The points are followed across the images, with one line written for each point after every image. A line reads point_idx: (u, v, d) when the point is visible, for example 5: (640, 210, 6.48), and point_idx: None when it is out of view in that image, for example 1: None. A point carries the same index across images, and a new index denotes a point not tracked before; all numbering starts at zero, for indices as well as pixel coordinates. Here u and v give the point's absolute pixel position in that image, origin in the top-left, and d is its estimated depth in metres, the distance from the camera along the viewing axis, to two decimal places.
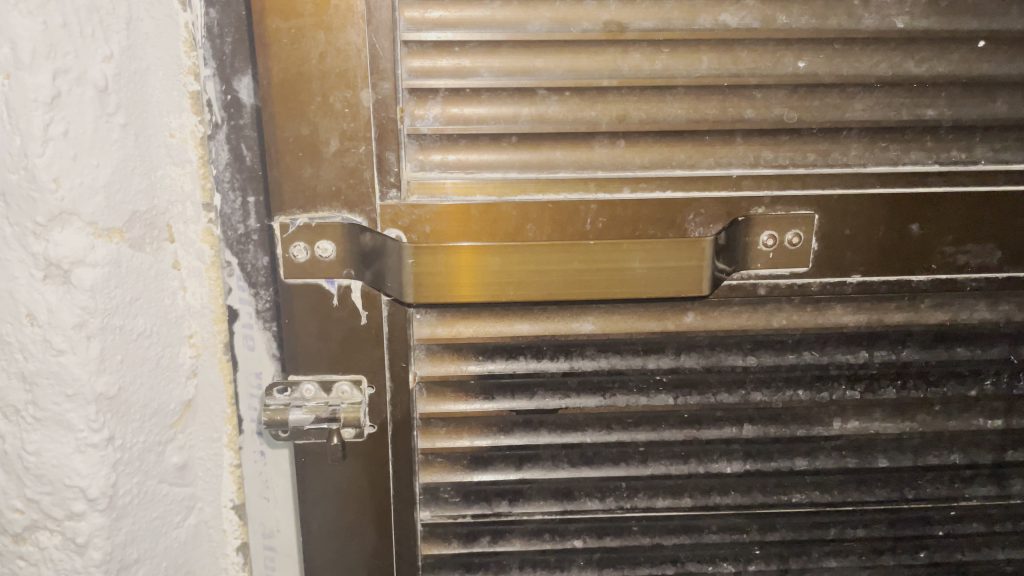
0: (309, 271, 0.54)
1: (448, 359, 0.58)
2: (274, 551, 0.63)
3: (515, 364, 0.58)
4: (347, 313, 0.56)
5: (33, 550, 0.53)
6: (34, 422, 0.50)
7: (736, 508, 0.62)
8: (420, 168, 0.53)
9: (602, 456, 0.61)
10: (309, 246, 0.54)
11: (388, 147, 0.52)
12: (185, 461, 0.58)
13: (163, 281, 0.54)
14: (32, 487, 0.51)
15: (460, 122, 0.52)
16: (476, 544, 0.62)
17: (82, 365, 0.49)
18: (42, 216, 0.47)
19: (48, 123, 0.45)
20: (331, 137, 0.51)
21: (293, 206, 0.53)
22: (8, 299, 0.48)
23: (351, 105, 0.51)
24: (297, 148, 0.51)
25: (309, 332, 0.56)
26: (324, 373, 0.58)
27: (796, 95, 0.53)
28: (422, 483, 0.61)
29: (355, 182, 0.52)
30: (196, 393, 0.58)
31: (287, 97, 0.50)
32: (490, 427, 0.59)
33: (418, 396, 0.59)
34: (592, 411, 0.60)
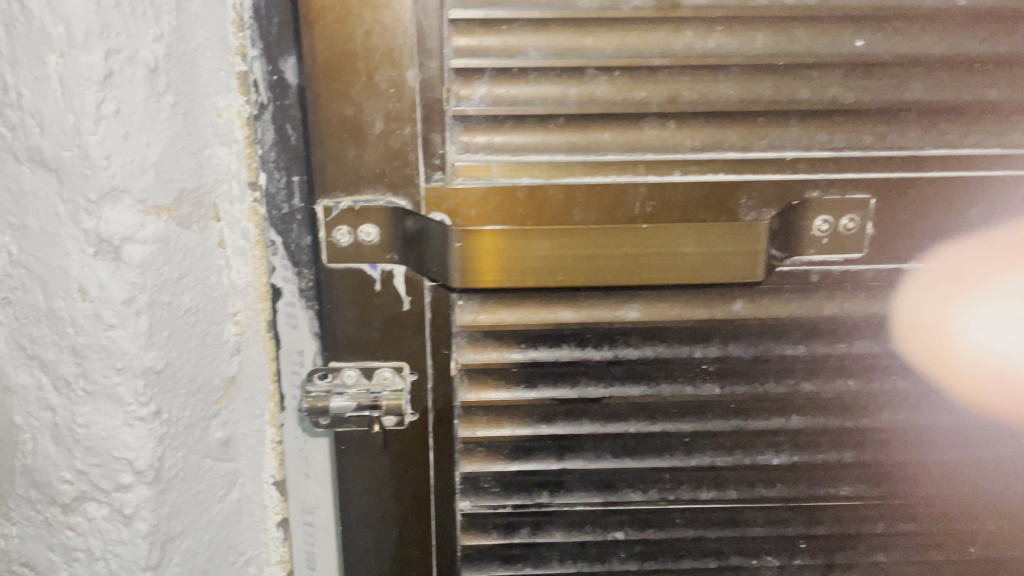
0: (353, 256, 0.55)
1: (491, 346, 0.57)
2: (314, 527, 0.64)
3: (558, 351, 0.58)
4: (389, 299, 0.57)
5: (81, 521, 0.54)
6: (84, 394, 0.51)
7: (783, 501, 0.62)
8: (465, 150, 0.53)
9: (645, 447, 0.60)
10: (352, 230, 0.54)
11: (433, 129, 0.52)
12: (229, 436, 0.59)
13: (209, 259, 0.54)
14: (82, 458, 0.53)
15: (506, 102, 0.52)
16: (516, 535, 0.62)
17: (132, 340, 0.50)
18: (95, 193, 0.47)
19: (100, 101, 0.46)
20: (376, 118, 0.51)
21: (337, 189, 0.53)
22: (60, 274, 0.49)
23: (396, 85, 0.51)
24: (343, 131, 0.52)
25: (351, 316, 0.57)
26: (366, 360, 0.58)
27: (853, 75, 0.52)
28: (462, 473, 0.61)
29: (400, 164, 0.53)
30: (241, 370, 0.59)
31: (333, 78, 0.50)
32: (531, 417, 0.59)
33: (459, 384, 0.59)
34: (636, 401, 0.59)
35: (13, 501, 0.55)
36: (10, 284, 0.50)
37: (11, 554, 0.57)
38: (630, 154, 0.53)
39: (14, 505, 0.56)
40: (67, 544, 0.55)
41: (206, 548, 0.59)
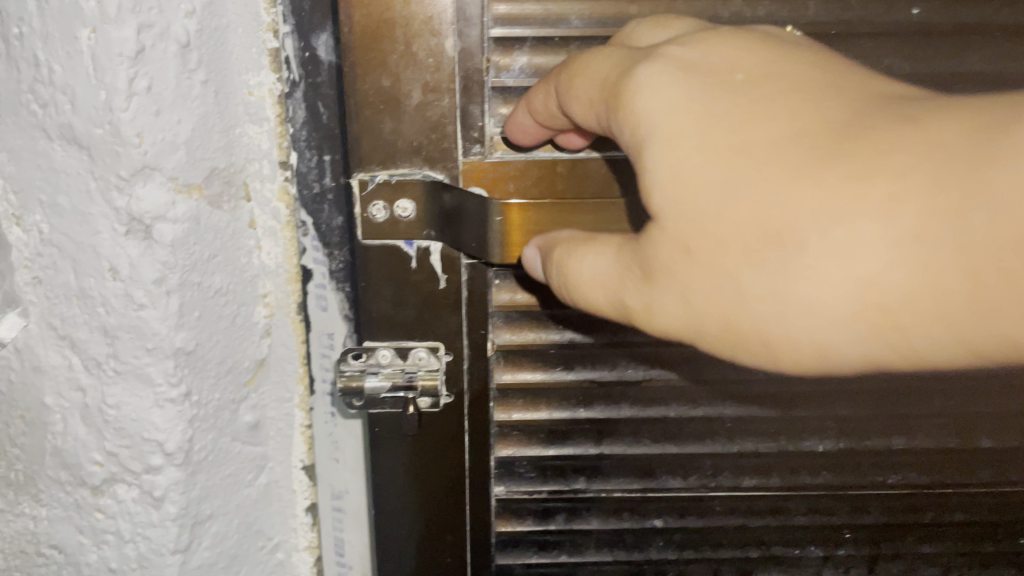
0: (388, 232, 0.54)
1: (528, 327, 0.58)
2: (342, 512, 0.64)
3: (596, 334, 0.58)
4: (425, 277, 0.56)
5: (111, 502, 0.54)
6: (114, 375, 0.51)
7: (824, 489, 0.64)
8: (503, 123, 0.53)
9: (684, 434, 0.61)
10: (387, 205, 0.53)
11: (471, 100, 0.52)
12: (257, 420, 0.58)
13: (239, 240, 0.54)
14: (112, 440, 0.52)
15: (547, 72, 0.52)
16: (552, 520, 0.64)
17: (163, 320, 0.50)
18: (126, 170, 0.47)
19: (132, 77, 0.45)
20: (413, 90, 0.51)
21: (372, 163, 0.52)
22: (91, 253, 0.48)
23: (435, 55, 0.50)
24: (380, 103, 0.51)
25: (387, 295, 0.56)
26: (402, 339, 0.57)
27: (909, 44, 0.54)
28: (497, 457, 0.62)
29: (437, 137, 0.52)
30: (270, 352, 0.58)
31: (369, 51, 0.49)
32: (568, 401, 0.60)
33: (495, 364, 0.59)
34: (675, 383, 0.59)
35: (41, 483, 0.55)
36: (42, 263, 0.50)
37: (39, 536, 0.57)
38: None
39: (43, 488, 0.55)
40: (97, 527, 0.55)
41: (234, 532, 0.58)
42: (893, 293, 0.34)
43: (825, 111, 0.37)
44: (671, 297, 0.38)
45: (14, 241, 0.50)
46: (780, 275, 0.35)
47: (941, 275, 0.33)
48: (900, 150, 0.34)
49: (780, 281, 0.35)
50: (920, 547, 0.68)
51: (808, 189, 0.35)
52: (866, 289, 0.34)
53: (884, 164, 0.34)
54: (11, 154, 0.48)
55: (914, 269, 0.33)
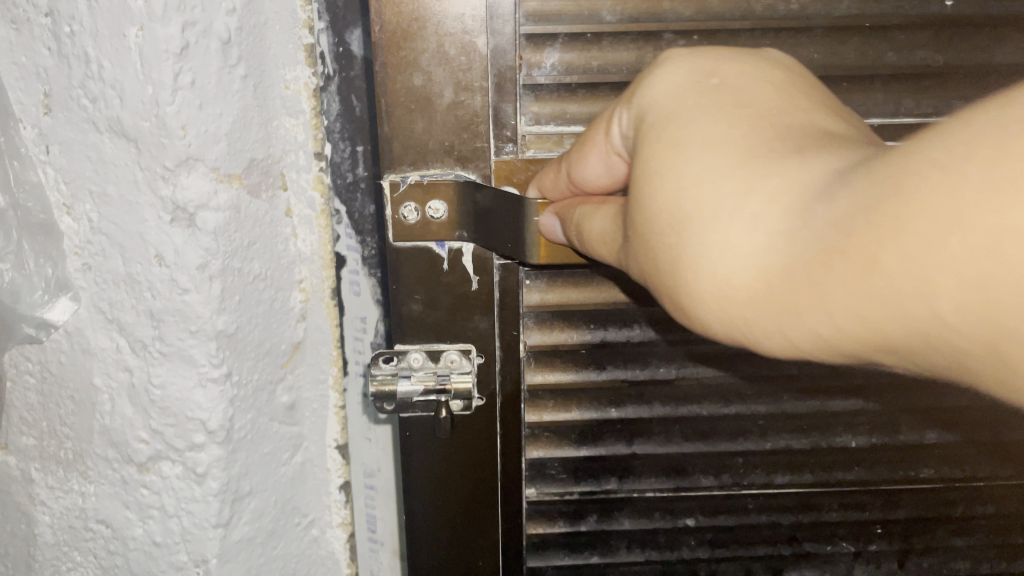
0: (419, 233, 0.56)
1: (559, 327, 0.61)
2: (374, 490, 0.66)
3: (629, 330, 0.61)
4: (459, 278, 0.59)
5: (155, 479, 0.57)
6: (160, 356, 0.54)
7: (858, 485, 0.68)
8: (535, 121, 0.56)
9: (717, 432, 0.65)
10: (419, 207, 0.56)
11: (504, 99, 0.54)
12: (294, 401, 0.61)
13: (277, 227, 0.56)
14: (157, 418, 0.55)
15: (579, 69, 0.55)
16: (583, 522, 0.67)
17: (205, 304, 0.52)
18: (171, 161, 0.49)
19: (177, 72, 0.47)
20: (444, 89, 0.53)
21: (404, 164, 0.55)
22: (139, 240, 0.51)
23: (467, 55, 0.52)
24: (411, 101, 0.53)
25: (418, 296, 0.59)
26: (433, 343, 0.60)
27: (941, 38, 0.56)
28: (530, 459, 0.65)
29: (469, 136, 0.55)
30: (306, 336, 0.61)
31: (395, 51, 0.52)
32: (600, 400, 0.63)
33: (526, 365, 0.62)
34: (707, 379, 0.63)
35: (90, 460, 0.58)
36: (91, 250, 0.53)
37: (87, 511, 0.59)
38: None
39: (91, 465, 0.58)
40: (141, 502, 0.58)
41: (271, 509, 0.61)
42: (745, 298, 0.33)
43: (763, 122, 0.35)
44: (633, 265, 0.39)
45: (65, 230, 0.53)
46: (667, 260, 0.35)
47: (772, 273, 0.31)
48: (785, 170, 0.32)
49: (661, 258, 0.36)
50: (951, 540, 0.73)
51: (688, 181, 0.34)
52: (722, 289, 0.33)
53: (763, 179, 0.32)
54: (62, 147, 0.51)
55: (755, 269, 0.32)
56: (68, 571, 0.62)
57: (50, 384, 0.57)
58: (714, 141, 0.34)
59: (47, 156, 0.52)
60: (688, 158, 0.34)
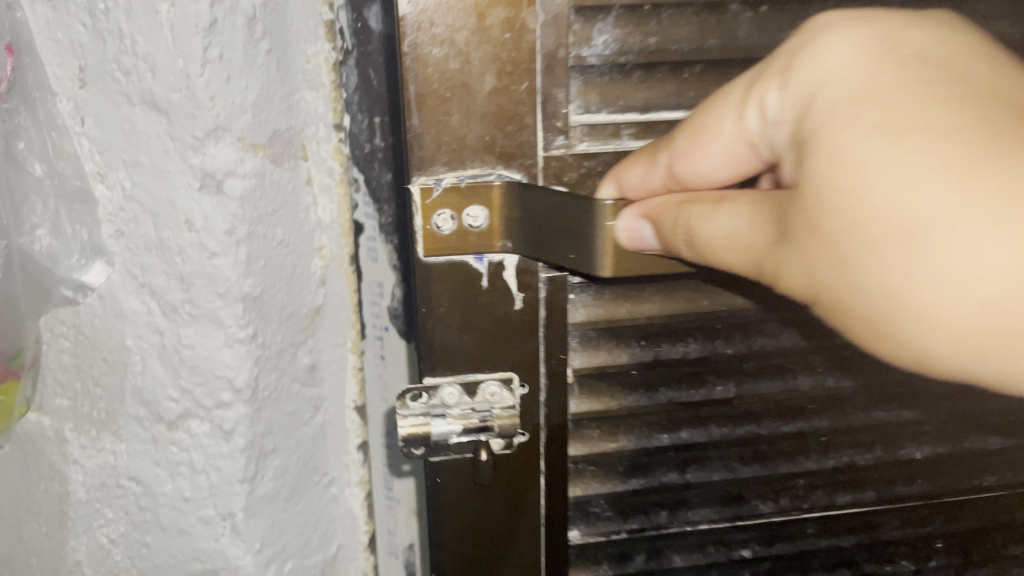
0: (453, 241, 0.57)
1: (605, 346, 0.63)
2: (390, 450, 0.69)
3: (684, 346, 0.63)
4: (502, 298, 0.60)
5: (184, 436, 0.60)
6: (189, 318, 0.57)
7: (922, 499, 0.73)
8: (586, 109, 0.56)
9: (774, 455, 0.68)
10: (454, 215, 0.57)
11: (553, 83, 0.55)
12: (314, 362, 0.64)
13: (299, 196, 0.59)
14: (186, 377, 0.58)
15: (634, 48, 0.54)
16: (632, 561, 0.70)
17: (232, 267, 0.55)
18: (201, 131, 0.52)
19: (206, 46, 0.50)
20: (487, 78, 0.54)
21: (436, 164, 0.55)
22: (169, 207, 0.54)
23: (513, 40, 0.53)
24: (445, 92, 0.53)
25: (453, 317, 0.60)
26: (467, 375, 0.62)
27: None
28: (574, 498, 0.67)
29: (512, 127, 0.55)
30: (326, 301, 0.63)
31: (425, 42, 0.52)
32: (650, 426, 0.65)
33: (571, 392, 0.64)
34: (761, 390, 0.65)
35: (122, 420, 0.61)
36: (124, 217, 0.56)
37: (119, 469, 0.62)
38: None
39: (123, 424, 0.61)
40: (171, 459, 0.61)
41: (294, 467, 0.64)
42: (1009, 313, 0.34)
43: (982, 107, 0.36)
44: (799, 262, 0.39)
45: (100, 198, 0.56)
46: (897, 281, 0.36)
47: None
48: None
49: (882, 270, 0.36)
50: (1011, 548, 0.78)
51: (927, 185, 0.34)
52: (981, 309, 0.34)
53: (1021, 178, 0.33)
54: (98, 118, 0.54)
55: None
56: (98, 528, 0.65)
57: (83, 346, 0.60)
58: (942, 134, 0.35)
59: (82, 127, 0.55)
60: (915, 151, 0.35)
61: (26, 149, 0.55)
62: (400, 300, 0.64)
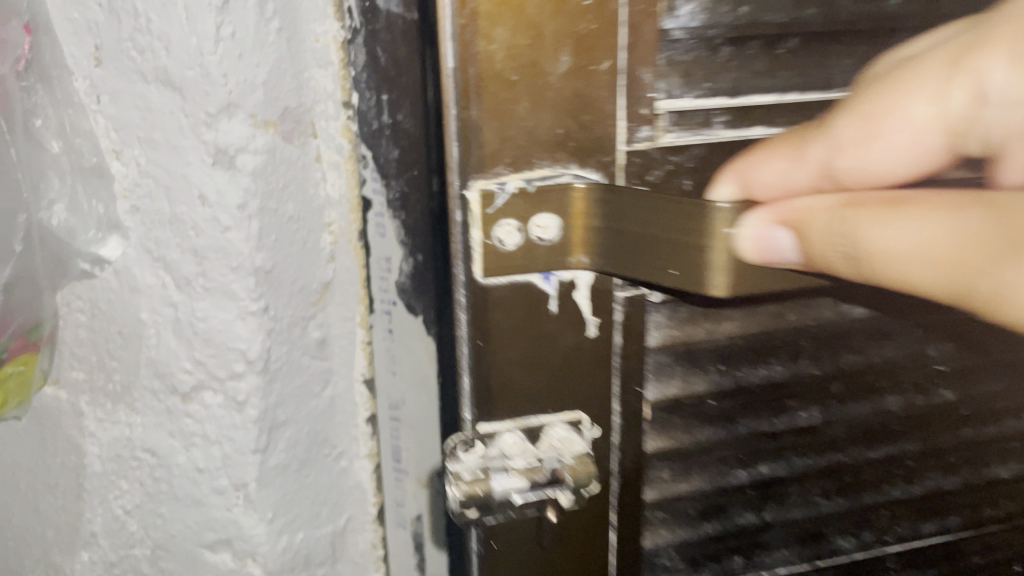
0: (518, 254, 0.53)
1: (679, 371, 0.61)
2: (399, 422, 0.70)
3: (766, 369, 0.63)
4: (570, 328, 0.58)
5: (198, 408, 0.62)
6: (203, 291, 0.58)
7: (1000, 520, 0.79)
8: (671, 95, 0.53)
9: (862, 487, 0.71)
10: (521, 225, 0.52)
11: (637, 63, 0.51)
12: (324, 337, 0.66)
13: (308, 172, 0.61)
14: (199, 349, 0.60)
15: (723, 19, 0.51)
16: None
17: (245, 241, 0.56)
18: (214, 107, 0.53)
19: (219, 24, 0.51)
20: (565, 57, 0.50)
21: (501, 164, 0.51)
22: (183, 182, 0.56)
23: (598, 18, 0.49)
24: (514, 72, 0.49)
25: (515, 345, 0.57)
26: (530, 421, 0.60)
27: None
28: (648, 546, 0.68)
29: (586, 116, 0.52)
30: (335, 276, 0.65)
31: (489, 18, 0.47)
32: (730, 462, 0.66)
33: (647, 429, 0.63)
34: (844, 405, 0.67)
35: (136, 392, 0.63)
36: (139, 193, 0.58)
37: (134, 441, 0.64)
38: (813, 97, 0.56)
39: (137, 397, 0.63)
40: (185, 431, 0.63)
41: (304, 439, 0.66)
42: None
43: None
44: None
45: (115, 173, 0.58)
46: None
47: None
48: None
49: None
50: None
51: None
52: None
53: None
54: (112, 96, 0.56)
55: None
56: (114, 499, 0.67)
57: (99, 321, 0.62)
58: None
59: (98, 105, 0.56)
60: None
61: (43, 126, 0.58)
62: (408, 274, 0.64)
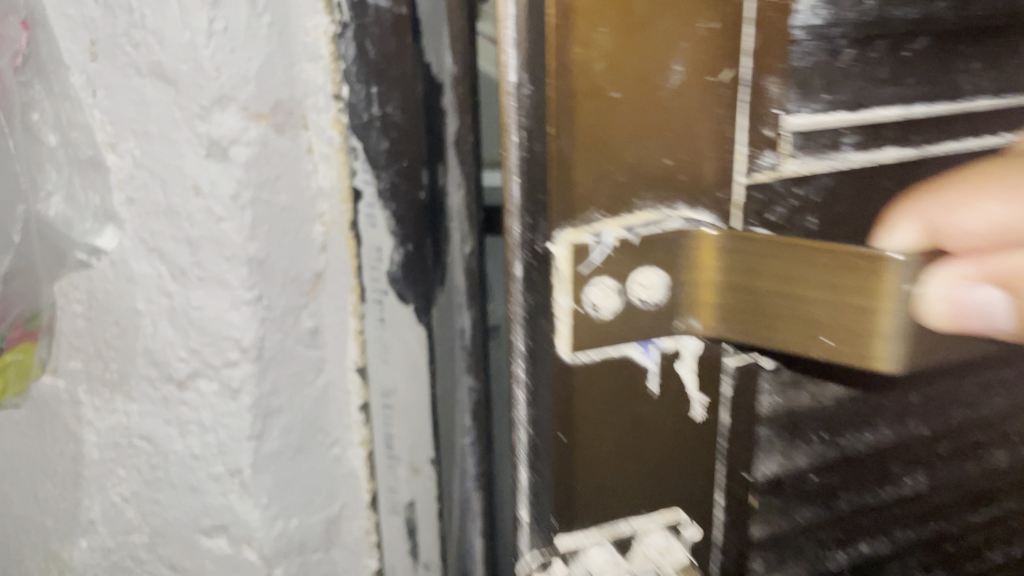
0: (614, 321, 0.46)
1: (781, 447, 0.57)
2: (392, 409, 0.70)
3: (868, 433, 0.60)
4: (668, 412, 0.52)
5: (194, 395, 0.63)
6: (198, 281, 0.59)
7: None
8: (798, 109, 0.47)
9: (954, 541, 0.69)
10: (619, 287, 0.45)
11: (769, 76, 0.45)
12: (317, 327, 0.66)
13: (300, 164, 0.61)
14: (195, 338, 0.61)
15: (847, 15, 0.46)
16: None
17: (238, 231, 0.58)
18: (207, 99, 0.54)
19: (212, 19, 0.52)
20: (680, 68, 0.43)
21: (592, 206, 0.44)
22: (178, 173, 0.57)
23: (722, 20, 0.43)
24: (616, 84, 0.42)
25: (608, 439, 0.51)
26: (619, 532, 0.54)
27: None
28: None
29: (699, 142, 0.46)
30: (327, 267, 0.65)
31: (587, 27, 0.40)
32: (829, 543, 0.62)
33: (751, 528, 0.59)
34: (945, 460, 0.65)
35: (133, 380, 0.64)
36: (134, 185, 0.59)
37: (132, 429, 0.66)
38: (898, 110, 0.50)
39: (134, 385, 0.64)
40: (182, 418, 0.64)
41: (298, 426, 0.67)
42: None
43: None
44: None
45: (111, 166, 0.59)
46: None
47: None
48: None
49: None
50: None
51: None
52: None
53: None
54: (109, 90, 0.57)
55: None
56: (112, 486, 0.69)
57: (96, 311, 0.63)
58: None
59: (94, 99, 0.58)
60: None
61: (40, 120, 0.60)
62: (398, 263, 0.65)
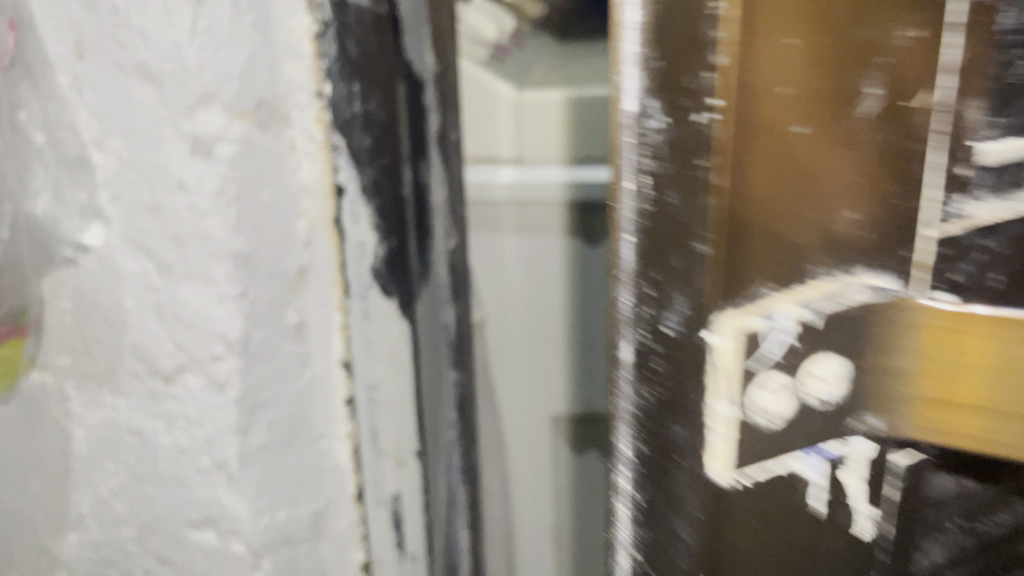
0: (790, 414, 0.44)
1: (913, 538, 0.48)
2: (376, 403, 0.71)
3: (1003, 513, 0.46)
4: (835, 530, 0.48)
5: (180, 390, 0.64)
6: (183, 276, 0.61)
7: None
8: (992, 140, 0.39)
9: None
10: (787, 384, 0.44)
11: (970, 94, 0.38)
12: (301, 321, 0.67)
13: (283, 161, 0.62)
14: (181, 333, 0.62)
15: None
16: None
17: (224, 227, 0.59)
18: (192, 97, 0.55)
19: (196, 18, 0.53)
20: (878, 90, 0.38)
21: (759, 274, 0.42)
22: (162, 170, 0.58)
23: (931, 25, 0.37)
24: (799, 109, 0.39)
25: (762, 531, 0.48)
26: None
27: None
28: None
29: (909, 189, 0.40)
30: (312, 262, 0.66)
31: (767, 36, 0.38)
32: None
33: None
34: None
35: (121, 375, 0.65)
36: (120, 182, 0.60)
37: (120, 424, 0.67)
38: None
39: (122, 380, 0.66)
40: (169, 413, 0.65)
41: (285, 420, 0.67)
42: None
43: None
44: None
45: (97, 164, 0.60)
46: None
47: None
48: None
49: None
50: None
51: None
52: None
53: None
54: (95, 89, 0.58)
55: None
56: (100, 481, 0.70)
57: (84, 307, 0.65)
58: None
59: (81, 99, 0.59)
60: None
61: (27, 119, 0.61)
62: (382, 259, 0.66)
